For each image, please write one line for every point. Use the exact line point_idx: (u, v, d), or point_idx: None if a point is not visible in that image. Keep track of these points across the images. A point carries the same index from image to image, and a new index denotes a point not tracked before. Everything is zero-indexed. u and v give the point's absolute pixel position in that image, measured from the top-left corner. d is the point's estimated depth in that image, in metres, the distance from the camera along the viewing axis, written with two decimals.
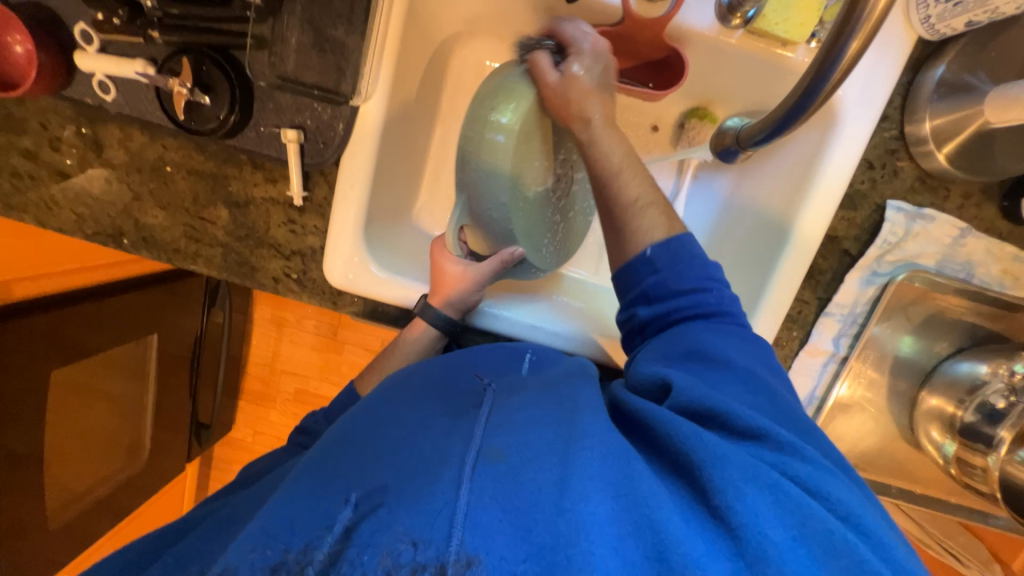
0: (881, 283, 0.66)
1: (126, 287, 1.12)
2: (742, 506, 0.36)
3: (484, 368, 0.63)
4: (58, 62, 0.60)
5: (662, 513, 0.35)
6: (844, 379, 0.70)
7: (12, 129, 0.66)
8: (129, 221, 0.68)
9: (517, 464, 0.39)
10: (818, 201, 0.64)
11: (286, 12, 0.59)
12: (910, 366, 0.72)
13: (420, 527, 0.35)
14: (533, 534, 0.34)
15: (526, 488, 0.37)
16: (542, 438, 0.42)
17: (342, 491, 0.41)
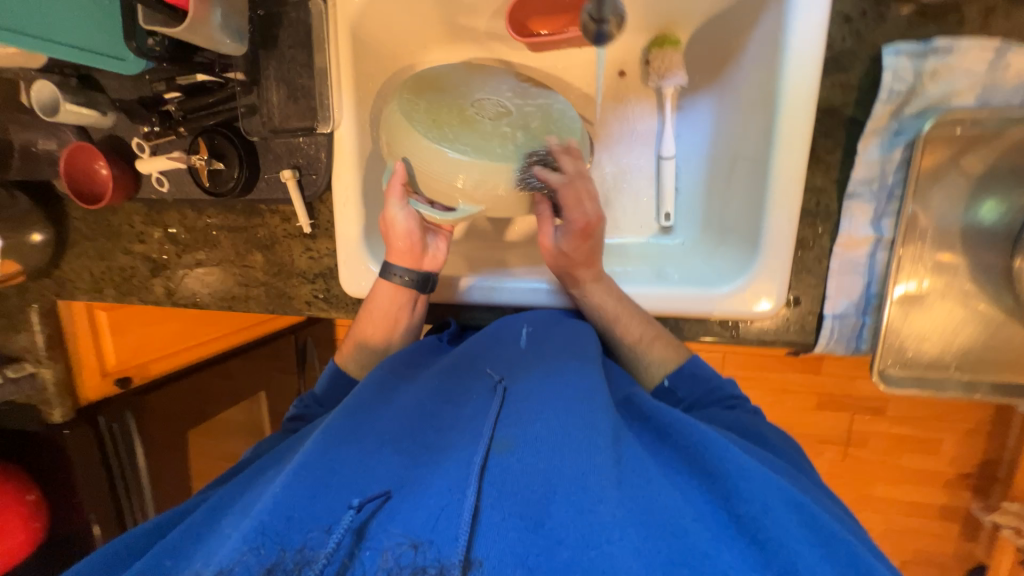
0: (907, 143, 0.56)
1: (232, 354, 1.39)
2: (758, 516, 0.39)
3: (483, 348, 0.63)
4: (126, 171, 0.78)
5: (679, 519, 0.39)
6: (901, 278, 0.60)
7: (112, 233, 0.86)
8: (199, 283, 0.85)
9: (537, 463, 0.43)
10: (795, 76, 0.57)
11: (264, 78, 0.71)
12: (988, 232, 0.59)
13: (421, 530, 0.39)
14: (550, 532, 0.38)
15: (539, 482, 0.41)
16: (562, 425, 0.45)
17: (345, 492, 0.43)
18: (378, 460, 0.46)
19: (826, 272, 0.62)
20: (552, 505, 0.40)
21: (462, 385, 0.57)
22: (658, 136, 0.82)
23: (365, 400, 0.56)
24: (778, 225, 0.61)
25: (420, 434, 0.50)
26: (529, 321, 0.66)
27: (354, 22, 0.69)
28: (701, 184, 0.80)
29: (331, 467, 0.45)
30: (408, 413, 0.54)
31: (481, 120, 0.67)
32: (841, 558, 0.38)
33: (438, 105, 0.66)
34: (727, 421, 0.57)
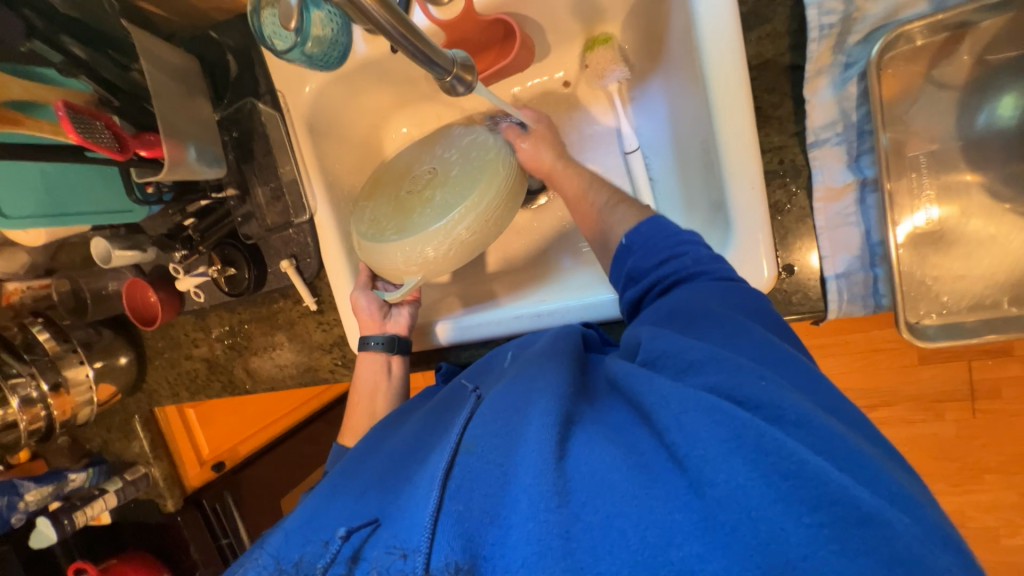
0: (861, 74, 0.51)
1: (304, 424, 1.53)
2: (691, 445, 0.35)
3: (472, 373, 0.64)
4: (171, 292, 0.92)
5: (621, 478, 0.36)
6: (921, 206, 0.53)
7: (174, 345, 1.01)
8: (245, 372, 0.96)
9: (487, 454, 0.42)
10: (713, 43, 0.54)
11: (251, 188, 0.81)
12: (992, 138, 0.54)
13: (402, 539, 0.39)
14: (497, 521, 0.37)
15: (492, 475, 0.40)
16: (510, 419, 0.44)
17: (336, 523, 0.46)
18: (366, 495, 0.49)
19: (815, 231, 0.56)
20: (506, 495, 0.38)
21: (447, 406, 0.58)
22: (617, 133, 0.80)
23: (365, 452, 0.59)
24: (742, 196, 0.56)
25: (401, 463, 0.52)
26: (514, 346, 0.63)
27: (309, 120, 0.77)
28: (673, 168, 0.76)
29: (325, 517, 0.48)
30: (396, 446, 0.56)
31: (417, 191, 0.71)
32: (773, 462, 0.33)
33: (381, 196, 0.75)
34: (679, 302, 0.50)
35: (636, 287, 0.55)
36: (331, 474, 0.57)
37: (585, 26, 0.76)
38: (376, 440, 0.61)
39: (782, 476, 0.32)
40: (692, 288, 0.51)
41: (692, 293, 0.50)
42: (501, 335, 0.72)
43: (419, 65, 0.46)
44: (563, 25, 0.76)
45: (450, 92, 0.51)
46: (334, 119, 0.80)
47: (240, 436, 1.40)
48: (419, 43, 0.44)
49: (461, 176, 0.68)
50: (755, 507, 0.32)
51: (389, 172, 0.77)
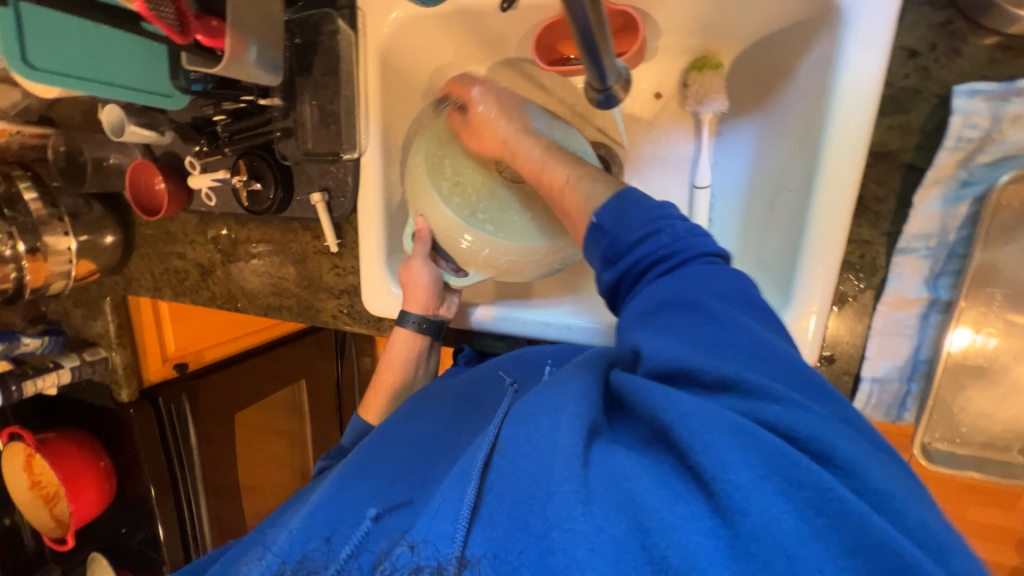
0: (975, 197, 0.49)
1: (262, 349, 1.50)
2: (718, 464, 0.31)
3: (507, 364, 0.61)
4: (179, 185, 0.85)
5: (644, 496, 0.33)
6: (965, 334, 0.53)
7: (169, 239, 0.95)
8: (240, 290, 0.91)
9: (507, 446, 0.39)
10: (844, 115, 0.52)
11: (300, 104, 0.74)
12: None
13: (420, 531, 0.38)
14: (528, 525, 0.35)
15: (524, 485, 0.36)
16: (533, 413, 0.40)
17: (364, 508, 0.45)
18: (392, 485, 0.47)
19: (868, 331, 0.56)
20: (536, 501, 0.35)
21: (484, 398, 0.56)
22: (693, 162, 0.77)
23: (387, 431, 0.56)
24: (816, 276, 0.55)
25: (425, 457, 0.50)
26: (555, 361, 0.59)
27: (382, 51, 0.70)
28: (738, 215, 0.74)
29: (347, 497, 0.46)
30: (417, 433, 0.54)
31: (504, 180, 0.67)
32: (805, 493, 0.30)
33: (448, 155, 0.68)
34: (671, 293, 0.44)
35: (612, 270, 0.49)
36: (357, 450, 0.55)
37: (699, 44, 0.71)
38: (399, 415, 0.58)
39: (815, 511, 0.29)
40: (713, 281, 0.43)
41: (677, 282, 0.44)
42: (523, 336, 0.70)
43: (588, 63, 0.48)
44: (678, 34, 0.70)
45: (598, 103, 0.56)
46: (410, 59, 0.74)
47: (207, 341, 1.35)
48: (598, 56, 0.46)
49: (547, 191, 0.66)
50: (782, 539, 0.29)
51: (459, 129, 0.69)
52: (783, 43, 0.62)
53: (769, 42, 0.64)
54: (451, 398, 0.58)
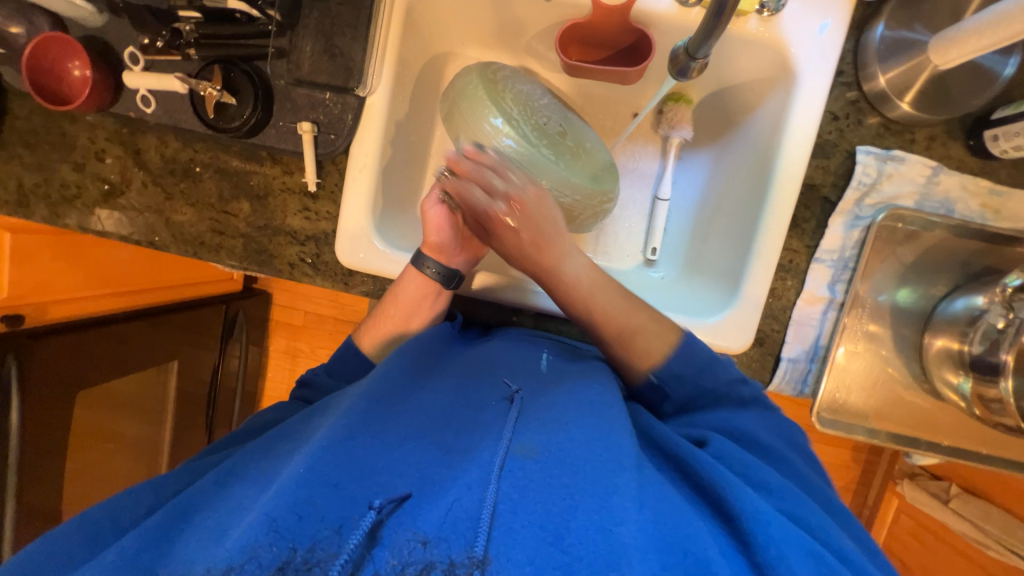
0: (865, 226, 0.69)
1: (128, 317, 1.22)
2: (763, 534, 0.41)
3: (519, 362, 0.62)
4: (107, 79, 0.69)
5: (701, 548, 0.39)
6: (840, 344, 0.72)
7: (63, 143, 0.75)
8: (162, 222, 0.76)
9: (554, 467, 0.43)
10: (789, 155, 0.69)
11: (300, 25, 0.68)
12: (909, 314, 0.73)
13: (437, 530, 0.39)
14: (564, 542, 0.38)
15: (558, 490, 0.41)
16: (581, 439, 0.46)
17: (365, 493, 0.42)
18: (397, 461, 0.45)
19: (788, 320, 0.73)
20: (577, 517, 0.39)
21: (486, 373, 0.59)
22: (658, 178, 0.89)
23: (389, 387, 0.54)
24: (759, 272, 0.71)
25: (436, 432, 0.50)
26: (549, 349, 0.67)
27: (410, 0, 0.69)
28: (688, 228, 0.88)
29: (349, 464, 0.44)
30: (427, 404, 0.53)
31: (545, 127, 0.74)
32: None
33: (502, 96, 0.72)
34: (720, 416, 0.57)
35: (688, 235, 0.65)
36: (353, 398, 0.52)
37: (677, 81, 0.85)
38: (399, 377, 0.56)
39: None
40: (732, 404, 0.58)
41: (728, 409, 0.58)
42: (511, 302, 0.72)
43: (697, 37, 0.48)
44: None
45: (675, 71, 0.55)
46: (429, 15, 0.74)
47: (53, 294, 1.08)
48: (715, 30, 0.47)
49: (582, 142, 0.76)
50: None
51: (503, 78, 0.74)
52: (741, 97, 0.79)
53: (728, 94, 0.81)
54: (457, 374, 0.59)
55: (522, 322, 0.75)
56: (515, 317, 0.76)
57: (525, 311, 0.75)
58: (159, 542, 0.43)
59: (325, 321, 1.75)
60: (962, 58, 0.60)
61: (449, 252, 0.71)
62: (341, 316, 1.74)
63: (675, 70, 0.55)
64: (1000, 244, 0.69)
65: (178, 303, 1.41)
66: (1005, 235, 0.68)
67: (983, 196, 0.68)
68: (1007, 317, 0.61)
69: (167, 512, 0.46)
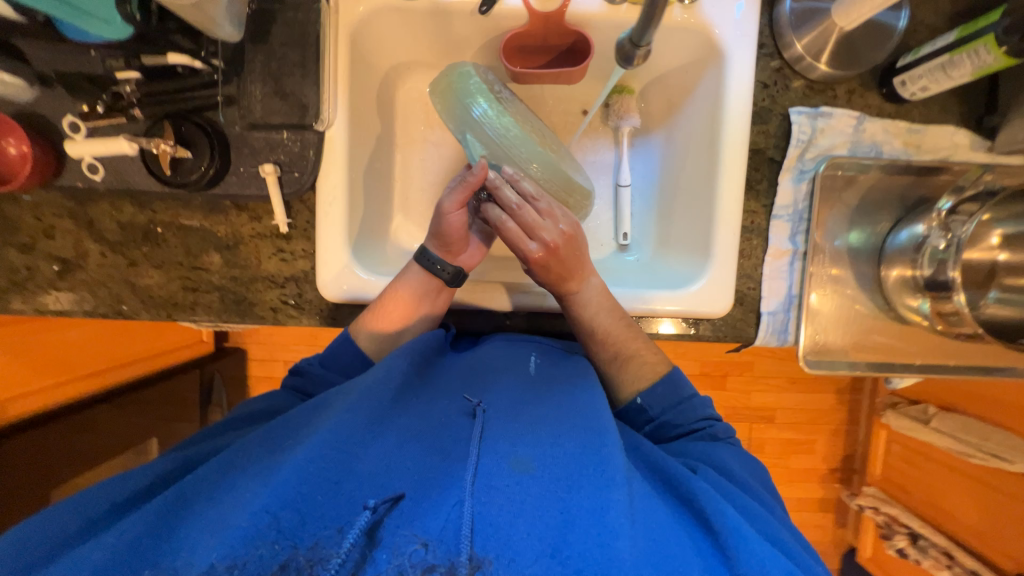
0: (810, 178, 0.75)
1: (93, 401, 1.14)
2: (740, 547, 0.44)
3: (508, 368, 0.65)
4: (49, 152, 0.66)
5: (683, 564, 0.43)
6: (811, 289, 0.77)
7: (5, 224, 0.71)
8: (129, 287, 0.73)
9: (546, 479, 0.47)
10: (731, 126, 0.74)
11: (247, 70, 0.68)
12: (863, 251, 0.80)
13: (431, 531, 0.42)
14: (560, 553, 0.41)
15: (554, 507, 0.44)
16: (573, 457, 0.49)
17: (361, 495, 0.44)
18: (394, 468, 0.47)
19: (760, 277, 0.77)
20: (570, 527, 0.43)
21: (482, 381, 0.62)
22: (616, 166, 0.94)
23: (388, 389, 0.56)
24: (726, 237, 0.76)
25: (433, 438, 0.52)
26: (540, 353, 0.69)
27: (353, 33, 0.71)
28: (652, 209, 0.93)
29: (350, 467, 0.46)
30: (425, 411, 0.55)
31: (529, 116, 0.76)
32: None
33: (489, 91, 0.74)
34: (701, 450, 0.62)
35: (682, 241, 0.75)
36: (351, 397, 0.53)
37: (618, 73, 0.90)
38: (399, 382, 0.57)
39: None
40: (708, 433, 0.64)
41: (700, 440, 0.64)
42: (503, 306, 0.74)
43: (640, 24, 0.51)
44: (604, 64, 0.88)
45: (622, 59, 0.58)
46: (374, 44, 0.75)
47: (9, 393, 0.99)
48: (655, 15, 0.50)
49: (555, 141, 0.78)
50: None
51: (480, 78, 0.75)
52: (678, 81, 0.85)
53: (666, 79, 0.87)
54: (449, 386, 0.61)
55: (516, 324, 0.77)
56: (508, 320, 0.77)
57: (517, 313, 0.76)
58: (144, 532, 0.41)
59: None
60: (863, 17, 0.67)
61: (457, 249, 0.71)
62: None
63: (621, 57, 0.58)
64: (926, 175, 0.77)
65: (146, 376, 1.33)
66: (928, 166, 0.75)
67: (904, 136, 0.76)
68: (947, 237, 0.68)
69: (167, 497, 0.44)
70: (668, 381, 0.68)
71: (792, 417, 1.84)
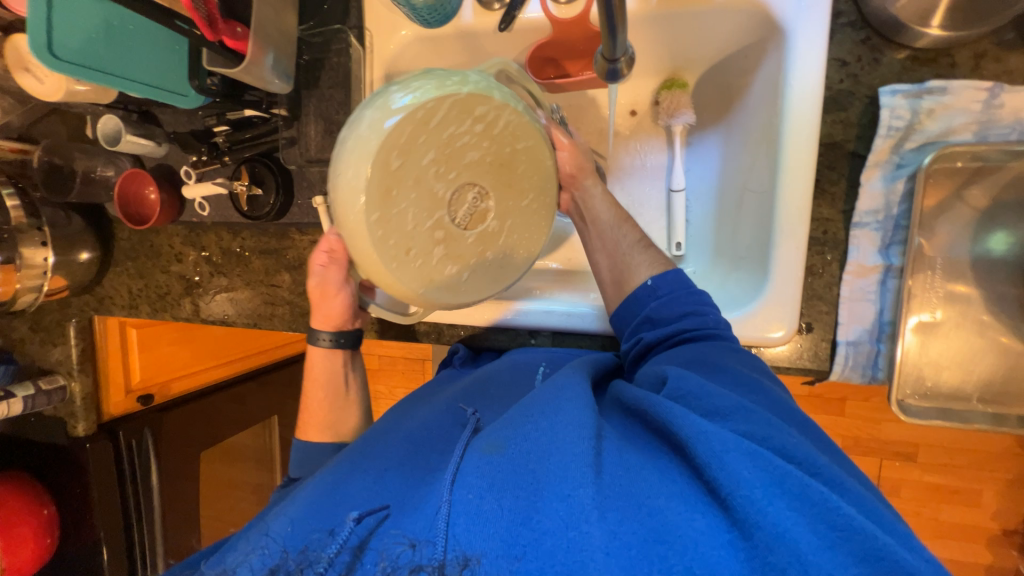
0: (909, 175, 0.59)
1: (237, 380, 1.43)
2: (716, 466, 0.39)
3: (503, 386, 0.66)
4: (173, 195, 0.85)
5: (655, 498, 0.39)
6: (913, 313, 0.61)
7: (153, 253, 0.93)
8: (229, 300, 0.90)
9: (515, 455, 0.44)
10: (797, 114, 0.61)
11: (304, 114, 0.78)
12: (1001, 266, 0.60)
13: (416, 531, 0.41)
14: (529, 521, 0.39)
15: (525, 479, 0.41)
16: (545, 432, 0.45)
17: (349, 511, 0.48)
18: (377, 487, 0.50)
19: (837, 299, 0.63)
20: (539, 499, 0.40)
21: (485, 392, 0.65)
22: (668, 169, 0.84)
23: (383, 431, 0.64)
24: (788, 251, 0.63)
25: (418, 453, 0.56)
26: (547, 362, 0.69)
27: (389, 67, 0.76)
28: (711, 215, 0.81)
29: (341, 495, 0.51)
30: (410, 432, 0.61)
31: (458, 231, 0.55)
32: (818, 511, 0.36)
33: (391, 210, 0.53)
34: (696, 354, 0.56)
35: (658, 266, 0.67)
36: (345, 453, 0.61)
37: (667, 66, 0.80)
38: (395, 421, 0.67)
39: (820, 522, 0.35)
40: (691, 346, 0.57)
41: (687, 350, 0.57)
42: (526, 325, 0.74)
43: (604, 40, 0.49)
44: (650, 58, 0.80)
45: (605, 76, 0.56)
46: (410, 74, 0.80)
47: (175, 373, 1.28)
48: (619, 29, 0.48)
49: (509, 216, 0.57)
50: (778, 520, 0.35)
51: (391, 170, 0.52)
52: (736, 66, 0.74)
53: (724, 65, 0.75)
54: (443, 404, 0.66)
55: (541, 342, 0.77)
56: (534, 338, 0.77)
57: (540, 331, 0.76)
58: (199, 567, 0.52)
59: (397, 362, 1.87)
60: None
61: (342, 321, 0.74)
62: (409, 355, 1.85)
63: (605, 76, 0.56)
64: None
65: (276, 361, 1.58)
66: None
67: None
68: None
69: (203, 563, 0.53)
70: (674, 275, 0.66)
71: (942, 457, 1.46)
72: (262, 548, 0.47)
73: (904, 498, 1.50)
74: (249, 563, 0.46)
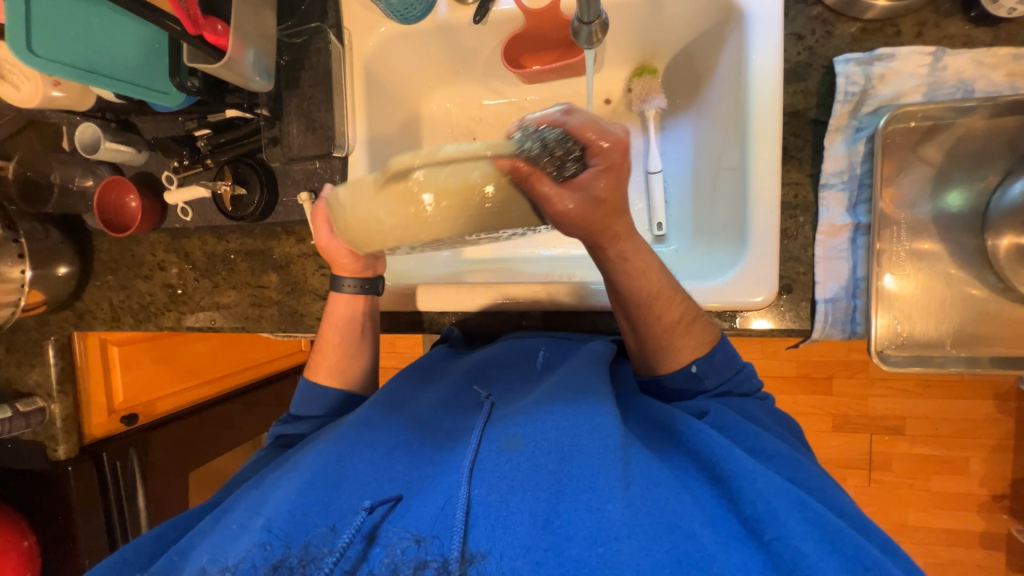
0: (868, 137, 0.63)
1: (225, 399, 1.40)
2: (762, 507, 0.42)
3: (504, 373, 0.67)
4: (155, 201, 0.84)
5: (689, 521, 0.41)
6: (883, 269, 0.64)
7: (135, 263, 0.92)
8: (216, 306, 0.89)
9: (535, 455, 0.47)
10: (760, 88, 0.65)
11: (285, 113, 0.79)
12: (960, 218, 0.64)
13: (422, 527, 0.43)
14: (553, 525, 0.41)
15: (548, 479, 0.44)
16: (569, 434, 0.48)
17: (357, 499, 0.48)
18: (386, 474, 0.50)
19: (812, 259, 0.66)
20: (566, 504, 0.42)
21: (494, 376, 0.66)
22: (644, 154, 0.87)
23: (390, 402, 0.64)
24: (763, 218, 0.66)
25: (424, 432, 0.56)
26: (546, 346, 0.70)
27: (368, 63, 0.78)
28: (688, 195, 0.84)
29: (346, 476, 0.50)
30: (420, 411, 0.61)
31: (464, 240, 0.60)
32: (860, 563, 0.38)
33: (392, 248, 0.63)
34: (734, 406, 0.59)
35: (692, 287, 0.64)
36: (353, 421, 0.60)
37: (637, 55, 0.84)
38: (400, 395, 0.66)
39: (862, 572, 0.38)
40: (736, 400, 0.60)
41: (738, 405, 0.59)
42: (517, 306, 0.75)
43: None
44: (620, 47, 0.83)
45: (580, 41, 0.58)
46: (389, 70, 0.82)
47: (160, 391, 1.24)
48: None
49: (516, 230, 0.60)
50: (815, 564, 0.37)
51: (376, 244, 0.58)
52: (702, 53, 0.78)
53: (691, 51, 0.79)
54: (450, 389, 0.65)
55: (532, 324, 0.78)
56: (525, 321, 0.79)
57: (532, 312, 0.77)
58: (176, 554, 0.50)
59: (388, 371, 1.85)
60: None
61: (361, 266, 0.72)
62: (401, 364, 1.84)
63: (579, 40, 0.59)
64: None
65: (264, 377, 1.56)
66: None
67: (1008, 65, 0.59)
68: None
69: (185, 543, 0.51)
70: (722, 347, 0.62)
71: (929, 427, 1.50)
72: (260, 539, 0.45)
73: (896, 471, 1.53)
74: (245, 558, 0.44)
